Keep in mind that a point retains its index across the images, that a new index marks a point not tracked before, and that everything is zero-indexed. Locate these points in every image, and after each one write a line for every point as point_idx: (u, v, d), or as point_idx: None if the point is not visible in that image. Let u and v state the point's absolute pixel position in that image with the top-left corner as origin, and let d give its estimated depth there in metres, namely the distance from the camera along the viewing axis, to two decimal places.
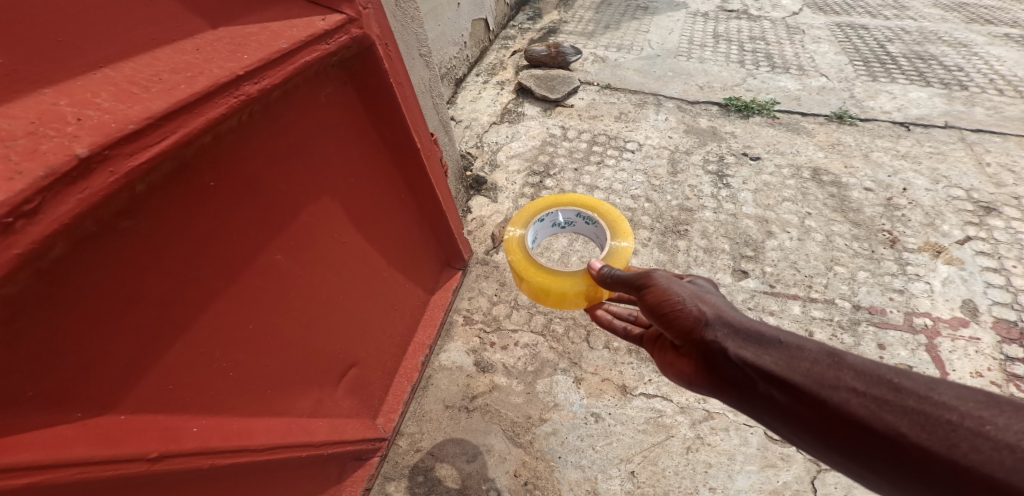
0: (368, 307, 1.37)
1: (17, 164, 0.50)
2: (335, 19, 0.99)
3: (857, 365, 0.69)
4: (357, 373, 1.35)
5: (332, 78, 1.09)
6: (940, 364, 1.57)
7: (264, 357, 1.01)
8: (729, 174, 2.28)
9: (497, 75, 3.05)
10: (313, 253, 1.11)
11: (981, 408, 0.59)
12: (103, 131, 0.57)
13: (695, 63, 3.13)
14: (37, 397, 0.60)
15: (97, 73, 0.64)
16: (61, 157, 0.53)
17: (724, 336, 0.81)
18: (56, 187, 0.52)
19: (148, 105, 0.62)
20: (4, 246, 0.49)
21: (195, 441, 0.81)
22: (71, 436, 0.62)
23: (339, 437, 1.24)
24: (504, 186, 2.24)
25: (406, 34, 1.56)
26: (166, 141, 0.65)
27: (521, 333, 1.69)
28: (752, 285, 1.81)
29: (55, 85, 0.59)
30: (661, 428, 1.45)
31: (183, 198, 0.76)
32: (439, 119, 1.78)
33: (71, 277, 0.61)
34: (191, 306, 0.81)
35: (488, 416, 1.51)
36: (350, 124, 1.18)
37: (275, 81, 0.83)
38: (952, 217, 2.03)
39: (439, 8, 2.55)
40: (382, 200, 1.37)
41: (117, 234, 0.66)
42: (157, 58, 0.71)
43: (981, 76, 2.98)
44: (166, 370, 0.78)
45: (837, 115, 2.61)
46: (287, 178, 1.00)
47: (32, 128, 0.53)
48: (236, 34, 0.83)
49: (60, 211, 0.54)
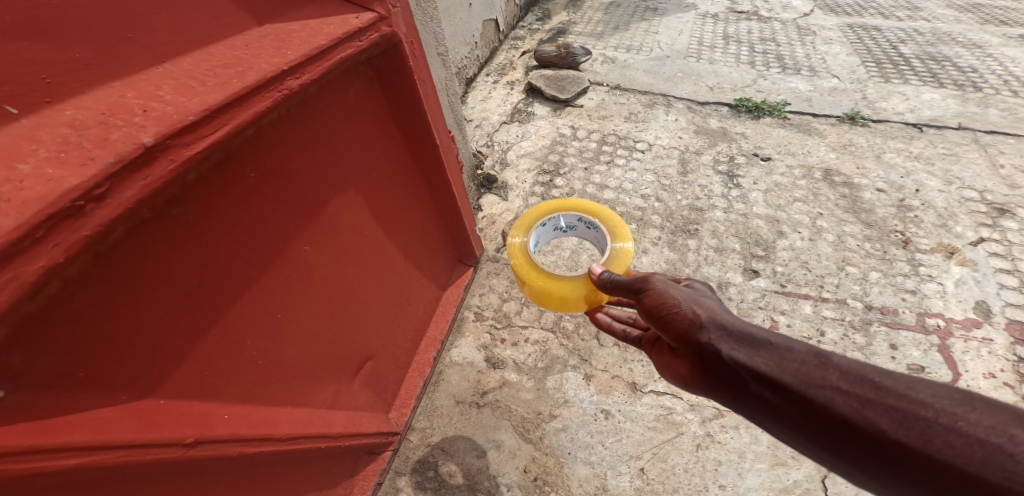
0: (385, 301, 1.40)
1: (89, 151, 0.55)
2: (366, 17, 1.03)
3: (842, 365, 0.70)
4: (372, 366, 1.38)
5: (361, 75, 1.12)
6: (952, 364, 1.57)
7: (288, 348, 1.04)
8: (740, 174, 2.28)
9: (507, 75, 3.07)
10: (336, 247, 1.14)
11: (956, 405, 0.60)
12: (165, 122, 0.62)
13: (705, 64, 3.13)
14: (87, 378, 0.63)
15: (158, 68, 0.70)
16: (128, 146, 0.58)
17: (718, 338, 0.82)
18: (123, 174, 0.57)
19: (204, 99, 0.68)
20: (74, 227, 0.53)
21: (227, 427, 0.83)
22: (114, 418, 0.65)
23: (356, 429, 1.26)
24: (515, 185, 2.27)
25: (426, 33, 1.60)
26: (218, 133, 0.70)
27: (531, 329, 1.71)
28: (763, 285, 1.82)
29: (122, 78, 0.65)
30: (670, 426, 1.46)
31: (221, 189, 0.79)
32: (454, 118, 1.81)
33: (122, 264, 0.65)
34: (224, 296, 0.84)
35: (498, 411, 1.53)
36: (374, 121, 1.21)
37: (314, 76, 0.88)
38: (965, 218, 2.02)
39: (452, 8, 2.59)
40: (401, 196, 1.40)
41: (164, 222, 0.70)
42: (210, 53, 0.76)
43: (995, 77, 2.95)
44: (201, 356, 0.82)
45: (849, 116, 2.60)
46: (316, 173, 1.03)
47: (103, 118, 0.59)
48: (280, 31, 0.88)
49: (125, 196, 0.58)
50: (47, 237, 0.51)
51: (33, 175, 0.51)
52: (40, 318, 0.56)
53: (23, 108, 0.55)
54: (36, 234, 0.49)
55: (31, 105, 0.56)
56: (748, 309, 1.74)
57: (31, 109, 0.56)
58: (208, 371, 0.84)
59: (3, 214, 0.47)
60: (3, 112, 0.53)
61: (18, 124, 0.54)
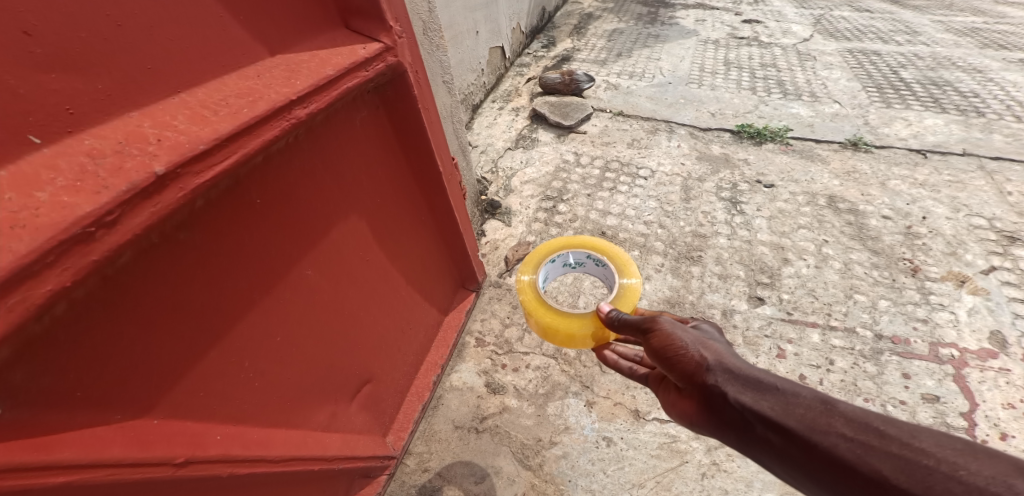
0: (386, 324, 1.38)
1: (104, 179, 0.56)
2: (374, 47, 1.02)
3: (848, 412, 0.69)
4: (370, 388, 1.35)
5: (366, 103, 1.11)
6: (968, 394, 1.52)
7: (287, 369, 1.02)
8: (743, 201, 2.28)
9: (512, 101, 3.13)
10: (340, 269, 1.13)
11: (958, 455, 0.59)
12: (178, 151, 0.63)
13: (706, 90, 3.18)
14: (84, 398, 0.62)
15: (175, 98, 0.70)
16: (141, 174, 0.58)
17: (724, 380, 0.81)
18: (135, 201, 0.57)
19: (216, 127, 0.68)
20: (84, 252, 0.54)
21: (218, 448, 0.82)
22: (108, 437, 0.64)
23: (351, 452, 1.23)
24: (518, 210, 2.28)
25: (431, 61, 1.61)
26: (227, 161, 0.70)
27: (532, 356, 1.69)
28: (769, 312, 1.79)
29: (140, 108, 0.66)
30: (674, 454, 1.43)
31: (227, 214, 0.78)
32: (457, 144, 1.83)
33: (132, 285, 0.65)
34: (227, 316, 0.83)
35: (498, 437, 1.49)
36: (385, 144, 1.22)
37: (322, 105, 0.87)
38: (975, 247, 2.00)
39: (459, 36, 2.65)
40: (405, 219, 1.38)
41: (170, 246, 0.69)
42: (224, 83, 0.77)
43: (998, 102, 2.96)
44: (201, 376, 0.80)
45: (851, 142, 2.61)
46: (322, 197, 1.02)
47: (119, 147, 0.59)
48: (291, 62, 0.88)
49: (135, 222, 0.58)
50: (57, 261, 0.51)
51: (49, 201, 0.52)
52: (44, 339, 0.55)
53: (46, 137, 0.56)
54: (47, 258, 0.49)
55: (52, 134, 0.56)
56: (754, 337, 1.71)
57: (52, 139, 0.56)
58: (205, 391, 0.82)
59: (17, 238, 0.48)
60: (26, 141, 0.54)
61: (40, 153, 0.55)
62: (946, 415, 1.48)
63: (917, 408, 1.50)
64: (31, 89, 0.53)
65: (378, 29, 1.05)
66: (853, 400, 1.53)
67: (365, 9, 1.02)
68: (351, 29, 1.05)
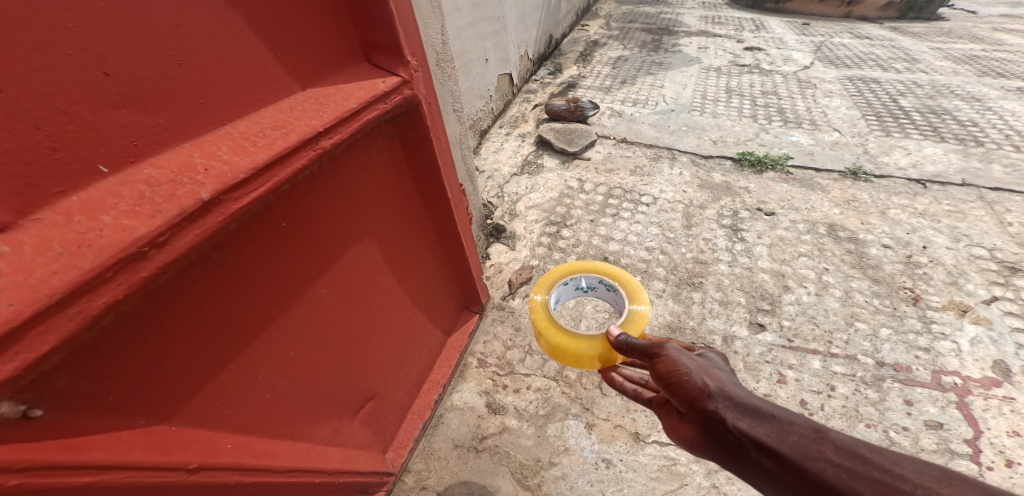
0: (392, 345, 1.38)
1: (158, 205, 0.60)
2: (393, 81, 1.04)
3: (838, 440, 0.73)
4: (373, 406, 1.34)
5: (383, 132, 1.13)
6: (973, 422, 1.52)
7: (297, 384, 1.02)
8: (744, 228, 2.33)
9: (519, 127, 3.23)
10: (352, 290, 1.14)
11: (934, 481, 0.62)
12: (221, 180, 0.67)
13: (708, 117, 3.25)
14: (114, 404, 0.65)
15: (221, 130, 0.73)
16: (190, 200, 0.62)
17: (724, 407, 0.83)
18: (183, 225, 0.62)
19: (255, 158, 0.72)
20: (136, 269, 0.58)
21: (228, 456, 0.82)
22: (132, 441, 0.66)
23: (351, 467, 1.21)
24: (523, 235, 2.34)
25: (445, 91, 1.63)
26: (261, 188, 0.73)
27: (533, 377, 1.71)
28: (770, 339, 1.81)
29: (192, 139, 0.69)
30: (674, 476, 1.43)
31: (254, 237, 0.81)
32: (467, 170, 1.88)
33: (167, 299, 0.68)
34: (247, 332, 0.85)
35: (497, 457, 1.51)
36: (401, 170, 1.25)
37: (346, 136, 0.89)
38: (976, 276, 2.02)
39: (469, 64, 2.76)
40: (415, 245, 1.40)
41: (204, 265, 0.73)
42: (261, 117, 0.79)
43: (997, 131, 3.01)
44: (218, 388, 0.81)
45: (851, 172, 2.66)
46: (339, 222, 1.04)
47: (173, 176, 0.64)
48: (320, 95, 0.89)
49: (181, 243, 0.62)
50: (114, 277, 0.56)
51: (112, 224, 0.56)
52: (88, 347, 0.59)
53: (112, 166, 0.60)
54: (105, 274, 0.54)
55: (118, 164, 0.61)
56: (754, 362, 1.72)
57: (117, 168, 0.61)
58: (220, 402, 0.83)
59: (82, 256, 0.53)
60: (95, 171, 0.59)
61: (106, 182, 0.59)
62: (951, 441, 1.48)
63: (920, 435, 1.50)
64: (103, 123, 0.58)
65: (398, 64, 1.06)
66: (854, 427, 1.53)
67: (386, 45, 1.03)
68: (372, 64, 1.06)
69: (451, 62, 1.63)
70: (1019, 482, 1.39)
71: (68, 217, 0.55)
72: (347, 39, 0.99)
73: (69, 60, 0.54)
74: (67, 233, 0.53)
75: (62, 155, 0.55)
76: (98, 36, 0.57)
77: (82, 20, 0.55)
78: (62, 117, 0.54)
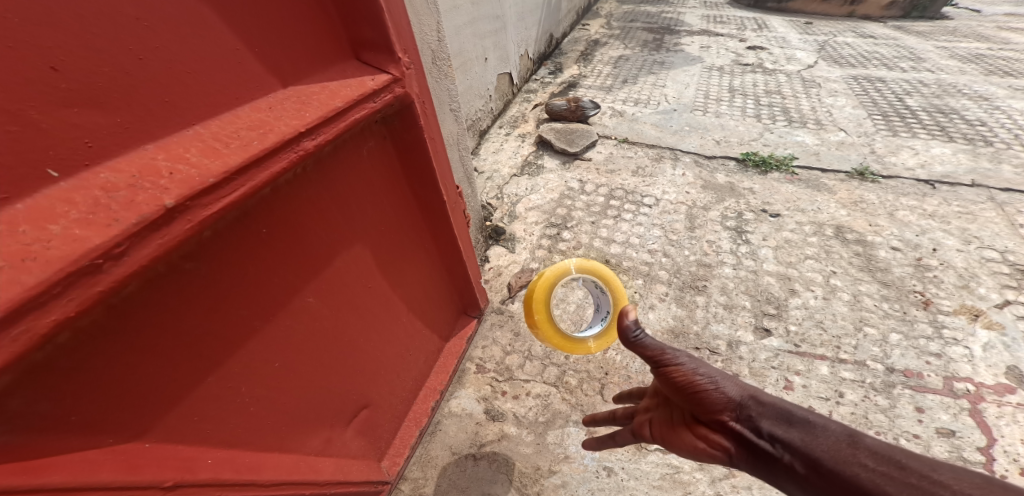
0: (386, 352, 1.34)
1: (116, 212, 0.56)
2: (383, 79, 1.00)
3: (872, 446, 0.72)
4: (367, 414, 1.30)
5: (374, 133, 1.09)
6: (986, 429, 1.47)
7: (284, 395, 0.97)
8: (749, 230, 2.28)
9: (519, 127, 3.19)
10: (342, 297, 1.10)
11: (975, 488, 0.61)
12: (189, 184, 0.62)
13: (711, 117, 3.20)
14: (78, 423, 0.61)
15: (189, 131, 0.69)
16: (151, 207, 0.58)
17: (756, 413, 0.84)
18: (145, 233, 0.58)
19: (227, 160, 0.67)
20: (90, 283, 0.54)
21: (210, 472, 0.77)
22: (99, 461, 0.62)
23: (345, 477, 1.16)
24: (522, 237, 2.29)
25: (440, 90, 1.59)
26: (235, 193, 0.69)
27: (533, 383, 1.67)
28: (776, 344, 1.76)
29: (156, 141, 0.65)
30: (678, 485, 1.39)
31: (233, 245, 0.77)
32: (465, 170, 1.83)
33: (134, 312, 0.64)
34: (226, 344, 0.80)
35: (495, 465, 1.46)
36: (393, 173, 1.20)
37: (331, 137, 0.85)
38: (988, 280, 1.96)
39: (468, 63, 2.72)
40: (410, 250, 1.36)
41: (176, 275, 0.68)
42: (236, 116, 0.75)
43: (1006, 131, 2.95)
44: (196, 402, 0.77)
45: (858, 172, 2.61)
46: (326, 227, 0.99)
47: (133, 181, 0.60)
48: (303, 94, 0.85)
49: (142, 254, 0.58)
50: (64, 292, 0.51)
51: (61, 234, 0.52)
52: (45, 366, 0.55)
53: (64, 171, 0.56)
54: (54, 289, 0.50)
55: (71, 168, 0.57)
56: (761, 368, 1.68)
57: (70, 172, 0.57)
58: (199, 417, 0.78)
59: (28, 271, 0.49)
60: (44, 176, 0.54)
61: (58, 188, 0.55)
62: (963, 449, 1.43)
63: (931, 442, 1.45)
64: (52, 123, 0.54)
65: (388, 61, 1.02)
66: (864, 434, 1.48)
67: (375, 41, 0.99)
68: (361, 60, 1.02)
69: (447, 61, 1.59)
70: None
71: (13, 227, 0.51)
72: (334, 34, 0.95)
73: (11, 53, 0.50)
74: (11, 244, 0.49)
75: (5, 158, 0.51)
76: (44, 27, 0.52)
77: (24, 9, 0.51)
78: (3, 116, 0.50)
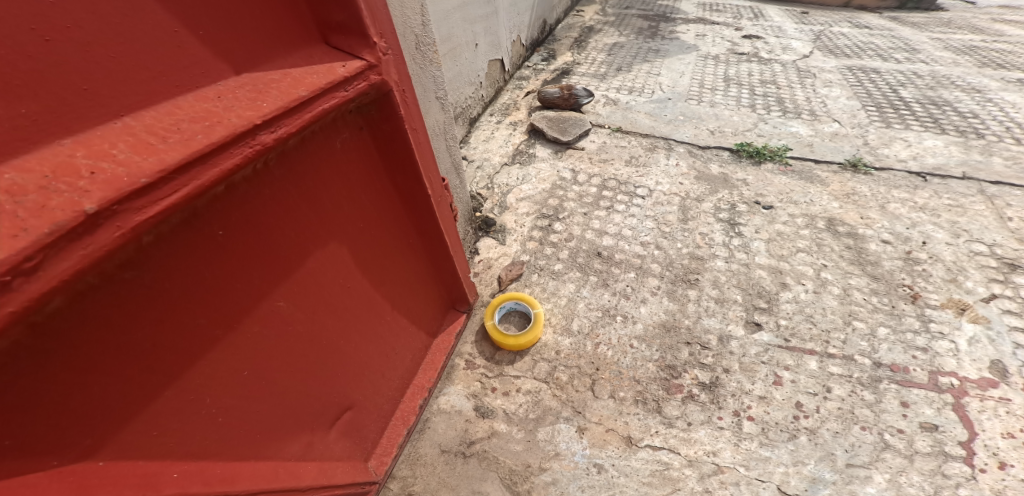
0: (369, 351, 1.29)
1: (23, 220, 0.50)
2: (355, 66, 0.94)
3: None
4: (350, 416, 1.26)
5: (348, 124, 1.02)
6: (968, 423, 1.48)
7: (257, 401, 0.93)
8: (741, 222, 2.26)
9: (510, 115, 3.11)
10: (316, 298, 1.05)
11: None
12: (114, 186, 0.56)
13: (706, 107, 3.15)
14: (14, 448, 0.57)
15: (117, 123, 0.62)
16: (68, 214, 0.52)
17: None
18: (61, 244, 0.52)
19: (164, 157, 0.62)
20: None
21: (174, 487, 0.73)
22: (43, 485, 0.58)
23: (328, 481, 1.13)
24: (513, 228, 2.25)
25: (424, 77, 1.52)
26: (177, 194, 0.63)
27: (523, 379, 1.64)
28: (766, 339, 1.74)
29: (74, 135, 0.58)
30: (667, 481, 1.38)
31: (186, 248, 0.72)
32: (452, 161, 1.77)
33: (74, 326, 0.59)
34: (185, 354, 0.76)
35: (485, 462, 1.44)
36: (370, 167, 1.13)
37: (292, 129, 0.80)
38: (975, 273, 1.96)
39: (457, 49, 2.63)
40: (392, 245, 1.31)
41: (115, 286, 0.63)
42: (177, 107, 0.68)
43: (997, 123, 2.94)
44: (154, 416, 0.73)
45: (850, 164, 2.59)
46: (295, 226, 0.94)
47: (45, 182, 0.53)
48: (260, 81, 0.79)
49: (60, 268, 0.53)
50: None
51: None
52: None
53: None
54: None
55: None
56: (750, 363, 1.66)
57: None
58: (160, 431, 0.74)
59: None
60: None
61: None
62: (946, 444, 1.43)
63: (914, 437, 1.45)
64: None
65: (361, 47, 0.96)
66: (850, 429, 1.48)
67: (345, 24, 0.94)
68: (331, 46, 0.96)
69: (432, 46, 1.52)
70: (1011, 484, 1.35)
71: None
72: (297, 16, 0.89)
73: None
74: None
75: None
76: None
77: None
78: None
